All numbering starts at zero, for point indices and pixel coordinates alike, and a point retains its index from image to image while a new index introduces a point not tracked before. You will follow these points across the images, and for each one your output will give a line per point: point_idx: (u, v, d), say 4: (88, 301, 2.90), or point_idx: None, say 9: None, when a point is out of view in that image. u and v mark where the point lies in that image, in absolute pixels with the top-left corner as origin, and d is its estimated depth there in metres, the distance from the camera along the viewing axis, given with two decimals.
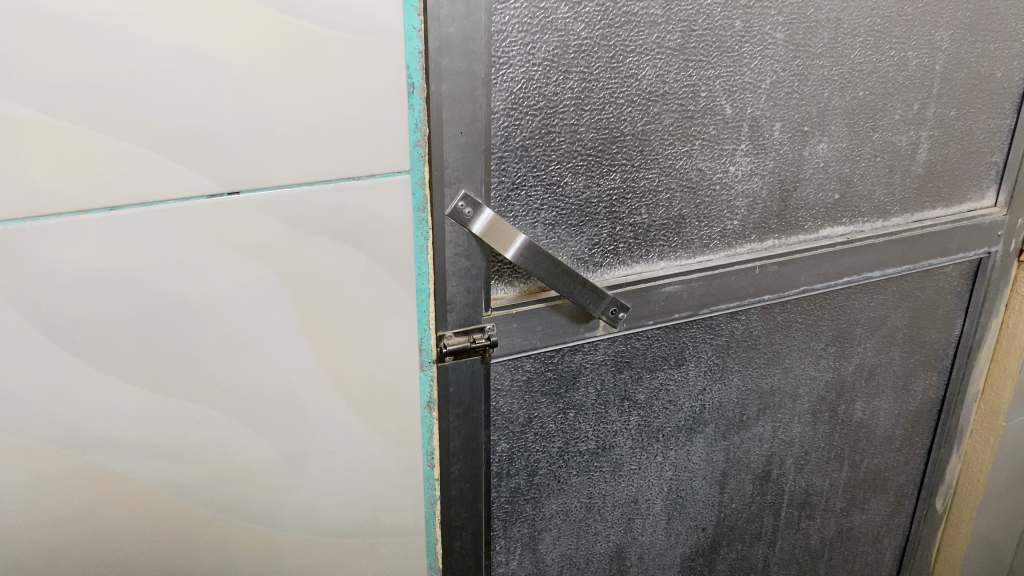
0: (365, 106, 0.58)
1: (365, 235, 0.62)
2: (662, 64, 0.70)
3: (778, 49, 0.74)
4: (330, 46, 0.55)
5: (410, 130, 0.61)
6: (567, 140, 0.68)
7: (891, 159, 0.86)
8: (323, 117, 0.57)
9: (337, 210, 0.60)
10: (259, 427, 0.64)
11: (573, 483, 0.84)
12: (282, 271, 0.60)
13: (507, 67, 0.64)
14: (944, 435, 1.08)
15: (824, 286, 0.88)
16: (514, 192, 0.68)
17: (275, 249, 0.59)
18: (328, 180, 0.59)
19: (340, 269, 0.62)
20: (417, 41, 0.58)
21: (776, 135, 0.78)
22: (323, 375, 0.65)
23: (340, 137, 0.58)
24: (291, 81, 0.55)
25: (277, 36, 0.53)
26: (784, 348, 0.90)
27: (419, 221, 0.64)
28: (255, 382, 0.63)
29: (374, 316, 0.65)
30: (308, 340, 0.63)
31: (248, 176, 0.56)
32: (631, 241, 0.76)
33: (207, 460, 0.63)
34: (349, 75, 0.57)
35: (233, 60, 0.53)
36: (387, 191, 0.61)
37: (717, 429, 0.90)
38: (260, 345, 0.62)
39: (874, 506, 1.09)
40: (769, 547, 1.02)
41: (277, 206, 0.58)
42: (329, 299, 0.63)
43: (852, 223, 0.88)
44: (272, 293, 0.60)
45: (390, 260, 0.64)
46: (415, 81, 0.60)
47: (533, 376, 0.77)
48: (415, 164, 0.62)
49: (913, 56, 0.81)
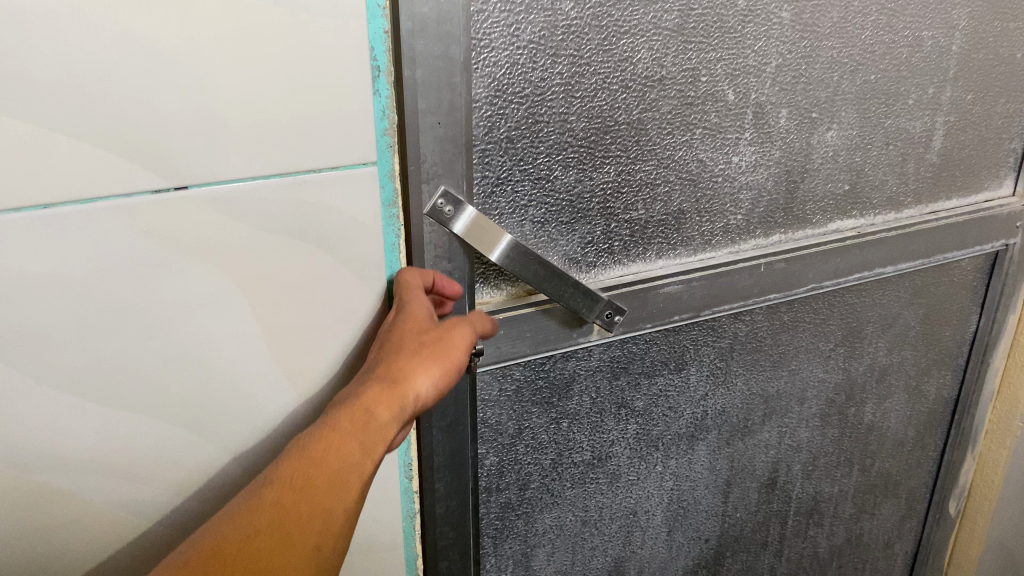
0: (327, 90, 0.53)
1: (331, 233, 0.57)
2: (659, 47, 0.64)
3: (785, 29, 0.69)
4: (287, 27, 0.50)
5: (376, 118, 0.56)
6: (556, 131, 0.63)
7: (904, 147, 0.80)
8: (280, 107, 0.52)
9: (298, 206, 0.55)
10: (221, 440, 0.59)
11: (568, 496, 0.79)
12: (240, 273, 0.55)
13: (489, 50, 0.58)
14: (958, 437, 1.02)
15: (834, 283, 0.82)
16: (498, 188, 0.63)
17: (232, 250, 0.54)
18: (284, 174, 0.53)
19: (302, 270, 0.57)
20: (381, 20, 0.54)
21: (782, 122, 0.73)
22: (286, 383, 0.60)
23: (299, 128, 0.53)
24: (245, 68, 0.49)
25: (230, 18, 0.48)
26: (791, 349, 0.85)
27: (388, 218, 0.60)
28: (217, 397, 0.57)
29: (342, 320, 0.61)
30: (271, 346, 0.58)
31: (199, 172, 0.51)
32: (626, 239, 0.71)
33: (164, 478, 0.58)
34: (309, 61, 0.51)
35: (173, 42, 0.47)
36: (353, 185, 0.57)
37: (721, 436, 0.85)
38: (219, 355, 0.56)
39: (885, 511, 1.03)
40: (776, 557, 0.97)
41: (232, 202, 0.52)
42: (291, 301, 0.57)
43: (863, 215, 0.82)
44: (230, 297, 0.55)
45: (360, 259, 0.59)
46: (380, 63, 0.55)
47: (523, 386, 0.72)
48: (383, 154, 0.58)
49: (928, 36, 0.76)
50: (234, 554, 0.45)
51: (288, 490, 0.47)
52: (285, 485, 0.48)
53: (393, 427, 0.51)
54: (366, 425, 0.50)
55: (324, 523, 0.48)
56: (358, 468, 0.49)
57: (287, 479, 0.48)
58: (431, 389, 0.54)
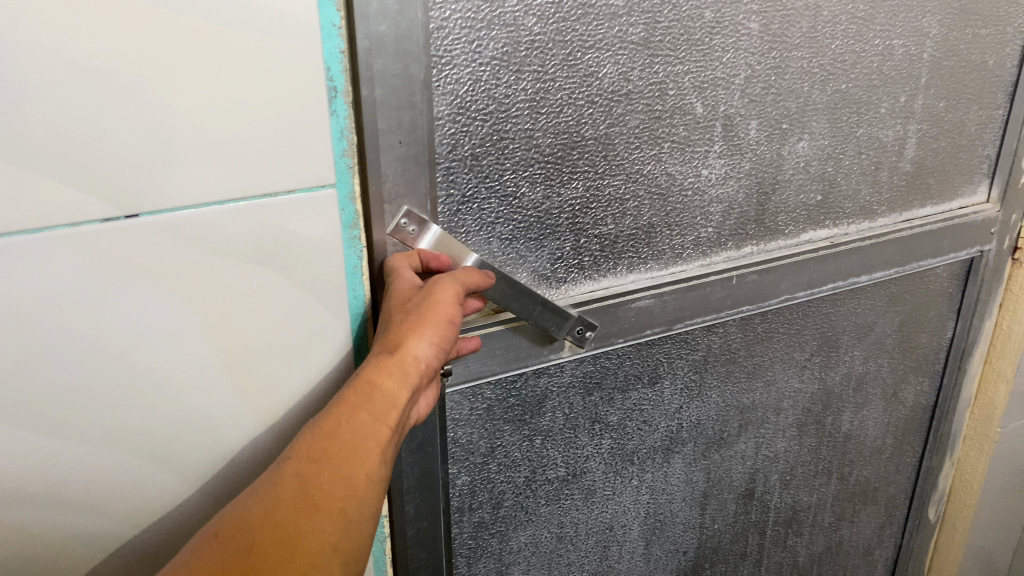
0: (284, 111, 0.52)
1: (291, 256, 0.56)
2: (625, 61, 0.64)
3: (752, 40, 0.68)
4: (239, 49, 0.48)
5: (335, 140, 0.55)
6: (522, 147, 0.62)
7: (877, 157, 0.79)
8: (233, 129, 0.50)
9: (255, 229, 0.53)
10: (180, 468, 0.57)
11: (542, 513, 0.78)
12: (196, 299, 0.53)
13: (451, 67, 0.58)
14: (937, 443, 1.01)
15: (807, 294, 0.81)
16: (464, 206, 0.62)
17: (187, 276, 0.52)
18: (241, 198, 0.52)
19: (261, 294, 0.56)
20: (337, 40, 0.53)
21: (752, 134, 0.72)
22: (249, 408, 0.59)
23: (253, 150, 0.51)
24: (196, 91, 0.48)
25: (179, 39, 0.46)
26: (766, 360, 0.84)
27: (350, 240, 0.59)
28: (176, 425, 0.56)
29: (305, 344, 0.59)
30: (231, 372, 0.57)
31: (150, 197, 0.49)
32: (597, 254, 0.70)
33: (121, 508, 0.56)
34: (262, 83, 0.50)
35: (119, 67, 0.45)
36: (311, 207, 0.55)
37: (697, 448, 0.84)
38: (177, 382, 0.55)
39: (865, 519, 1.02)
40: (755, 567, 0.96)
41: (185, 228, 0.51)
42: (251, 326, 0.56)
43: (837, 225, 0.81)
44: (186, 324, 0.54)
45: (321, 282, 0.58)
46: (338, 84, 0.54)
47: (494, 404, 0.71)
48: (343, 176, 0.57)
49: (899, 45, 0.75)
50: (259, 526, 0.45)
51: (304, 463, 0.48)
52: (302, 459, 0.48)
53: (400, 393, 0.51)
54: (372, 397, 0.51)
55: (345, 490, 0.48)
56: (372, 436, 0.50)
57: (303, 454, 0.49)
58: (434, 349, 0.53)
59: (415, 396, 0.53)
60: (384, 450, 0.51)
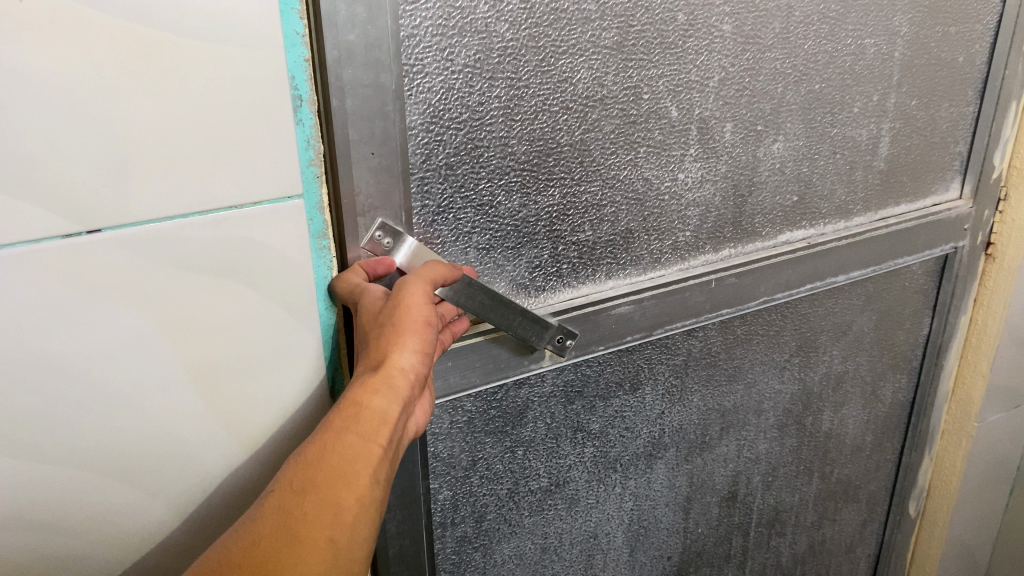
0: (249, 122, 0.50)
1: (259, 269, 0.54)
2: (598, 66, 0.63)
3: (725, 42, 0.68)
4: (200, 59, 0.47)
5: (301, 150, 0.54)
6: (497, 155, 0.62)
7: (851, 156, 0.79)
8: (195, 140, 0.49)
9: (221, 243, 0.52)
10: (152, 491, 0.56)
11: (526, 525, 0.77)
12: (161, 315, 0.51)
13: (422, 76, 0.57)
14: (915, 439, 1.02)
15: (786, 295, 0.81)
16: (440, 216, 0.61)
17: (151, 291, 0.50)
18: (205, 211, 0.51)
19: (229, 309, 0.54)
20: (301, 47, 0.51)
21: (727, 137, 0.72)
22: (220, 426, 0.57)
23: (217, 162, 0.50)
24: (157, 102, 0.46)
25: (138, 51, 0.45)
26: (746, 363, 0.83)
27: (319, 249, 0.57)
28: (145, 446, 0.54)
29: (276, 358, 0.58)
30: (200, 391, 0.55)
31: (111, 212, 0.47)
32: (575, 261, 0.69)
33: (90, 534, 0.54)
34: (225, 93, 0.49)
35: (76, 79, 0.44)
36: (279, 219, 0.54)
37: (679, 453, 0.84)
38: (144, 402, 0.53)
39: (847, 517, 1.02)
40: (739, 569, 0.96)
41: (149, 243, 0.49)
42: (219, 342, 0.54)
43: (813, 226, 0.81)
44: (151, 342, 0.52)
45: (290, 295, 0.57)
46: (303, 92, 0.52)
47: (475, 417, 0.69)
48: (310, 186, 0.55)
49: (871, 44, 0.75)
50: (247, 559, 0.44)
51: (289, 494, 0.47)
52: (290, 488, 0.47)
53: (387, 407, 0.50)
54: (358, 417, 0.49)
55: (336, 512, 0.46)
56: (361, 455, 0.49)
57: (288, 485, 0.47)
58: (415, 357, 0.52)
59: (405, 410, 0.52)
60: (378, 468, 0.49)
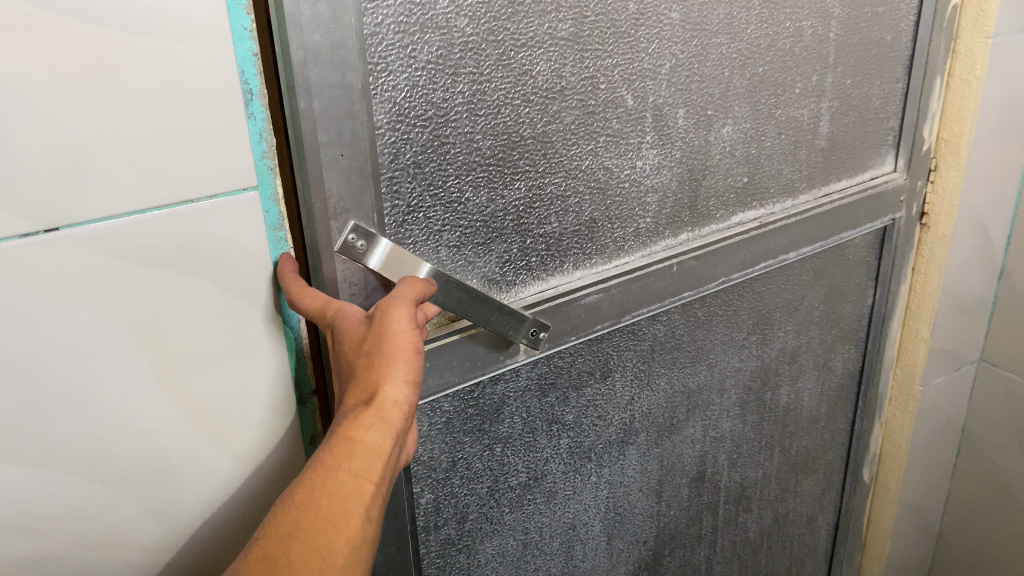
0: (200, 115, 0.50)
1: (217, 263, 0.54)
2: (556, 57, 0.64)
3: (675, 30, 0.69)
4: (148, 54, 0.47)
5: (254, 142, 0.54)
6: (463, 151, 0.61)
7: (795, 136, 0.82)
8: (148, 135, 0.48)
9: (178, 238, 0.52)
10: (123, 493, 0.55)
11: (507, 522, 0.77)
12: (124, 313, 0.51)
13: (387, 75, 0.56)
14: (866, 406, 1.05)
15: (742, 275, 0.83)
16: (410, 216, 0.61)
17: (113, 288, 0.50)
18: (162, 206, 0.50)
19: (191, 305, 0.54)
20: (249, 43, 0.52)
21: (680, 123, 0.73)
22: (188, 425, 0.56)
23: (170, 157, 0.50)
24: (109, 96, 0.46)
25: (85, 49, 0.45)
26: (708, 344, 0.85)
27: (276, 241, 0.58)
28: (113, 447, 0.53)
29: (240, 354, 0.58)
30: (166, 389, 0.54)
31: (66, 208, 0.47)
32: (543, 254, 0.69)
33: (62, 537, 0.53)
34: (174, 88, 0.48)
35: (28, 74, 0.43)
36: (234, 212, 0.54)
37: (650, 438, 0.85)
38: (111, 402, 0.52)
39: (807, 487, 1.06)
40: (710, 548, 0.98)
41: (108, 240, 0.49)
42: (182, 339, 0.54)
43: (763, 206, 0.83)
44: (113, 339, 0.51)
45: (250, 289, 0.57)
46: (253, 86, 0.53)
47: (453, 417, 0.69)
48: (264, 178, 0.55)
49: (808, 25, 0.77)
50: None
51: (276, 538, 0.46)
52: (280, 531, 0.46)
53: (379, 441, 0.49)
54: (349, 452, 0.49)
55: (325, 559, 0.45)
56: (352, 496, 0.48)
57: (278, 527, 0.46)
58: (407, 385, 0.51)
59: (399, 440, 0.51)
60: (370, 507, 0.48)
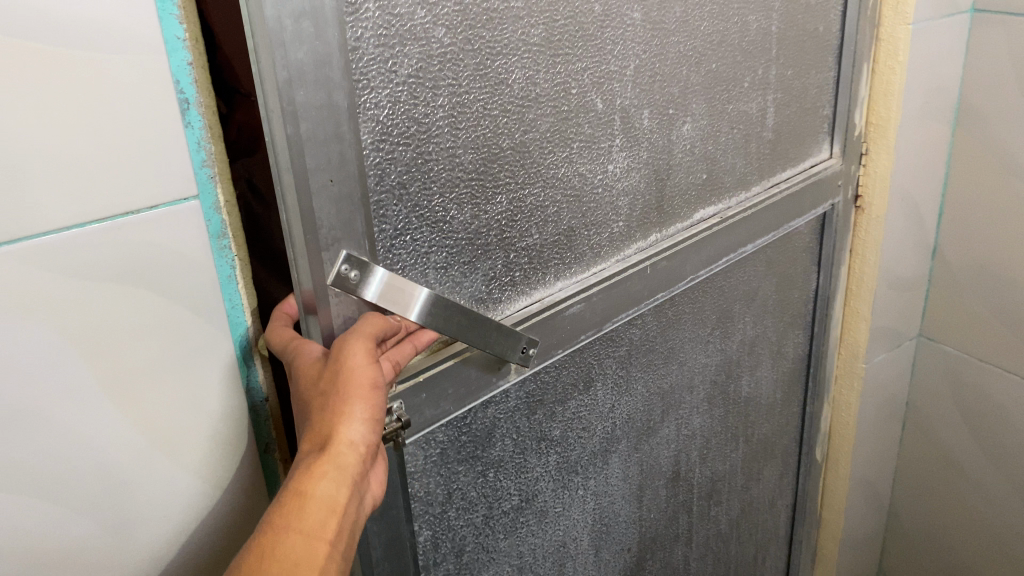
0: (136, 125, 0.49)
1: (162, 274, 0.53)
2: (530, 64, 0.61)
3: (637, 30, 0.68)
4: (82, 64, 0.46)
5: (193, 152, 0.53)
6: (446, 167, 0.58)
7: (746, 129, 0.82)
8: (86, 146, 0.47)
9: (121, 250, 0.50)
10: (82, 518, 0.53)
11: (502, 548, 0.74)
12: (70, 330, 0.49)
13: (370, 92, 0.52)
14: (815, 387, 1.08)
15: (706, 271, 0.83)
16: (398, 241, 0.57)
17: (58, 304, 0.48)
18: (103, 218, 0.49)
19: (139, 319, 0.52)
20: (183, 52, 0.51)
21: (646, 123, 0.72)
22: (147, 444, 0.55)
23: (108, 168, 0.48)
24: (46, 107, 0.45)
25: (20, 62, 0.44)
26: (678, 343, 0.85)
27: (220, 249, 0.57)
28: (68, 471, 0.51)
29: (192, 370, 0.56)
30: (119, 407, 0.53)
31: (4, 224, 0.45)
32: (526, 267, 0.67)
33: (21, 567, 0.51)
34: (110, 97, 0.47)
35: None
36: (175, 221, 0.53)
37: (630, 443, 0.84)
38: (65, 422, 0.51)
39: (768, 473, 1.07)
40: (687, 545, 0.98)
41: (52, 253, 0.47)
42: (133, 356, 0.53)
43: (721, 201, 0.83)
44: (60, 355, 0.49)
45: (197, 299, 0.55)
46: (189, 96, 0.52)
47: (447, 447, 0.66)
48: (204, 187, 0.54)
49: (753, 19, 0.78)
50: None
51: None
52: None
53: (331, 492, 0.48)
54: (301, 508, 0.48)
55: None
56: (306, 554, 0.47)
57: None
58: (363, 425, 0.50)
59: (357, 487, 0.51)
60: (327, 564, 0.47)
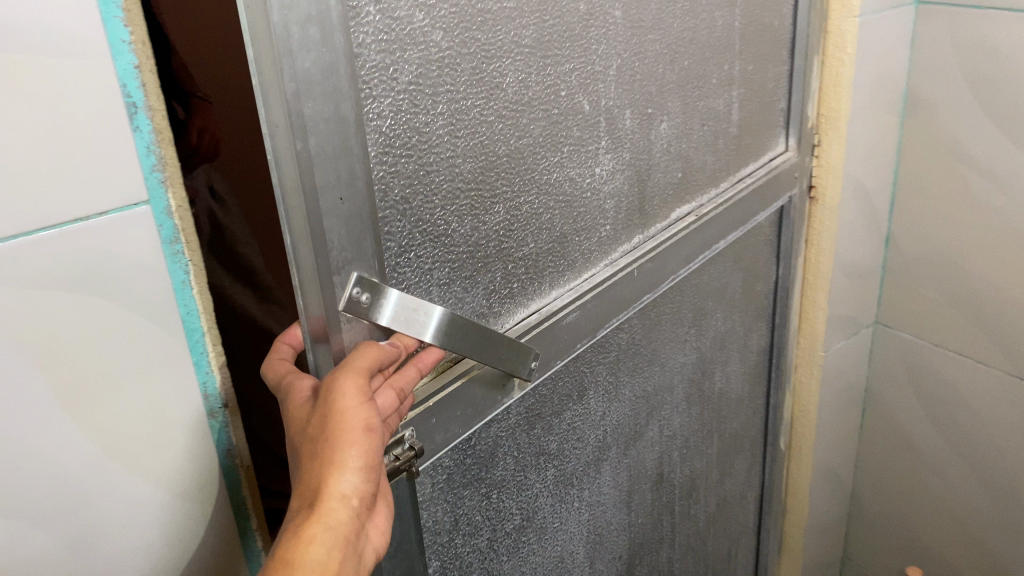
0: (83, 130, 0.46)
1: (113, 286, 0.50)
2: (522, 66, 0.59)
3: (618, 29, 0.67)
4: (26, 68, 0.43)
5: (142, 157, 0.50)
6: (447, 178, 0.55)
7: (714, 126, 0.82)
8: (31, 152, 0.44)
9: (71, 261, 0.48)
10: (40, 546, 0.50)
11: (506, 570, 0.71)
12: (21, 347, 0.46)
13: (373, 102, 0.49)
14: (778, 377, 1.09)
15: (684, 270, 0.83)
16: (403, 259, 0.54)
17: (8, 321, 0.46)
18: (51, 226, 0.46)
19: (94, 335, 0.49)
20: (130, 54, 0.48)
21: (628, 124, 0.71)
22: (105, 465, 0.52)
23: (55, 175, 0.46)
24: None
25: None
26: (659, 344, 0.84)
27: (174, 256, 0.53)
28: (24, 497, 0.48)
29: (150, 386, 0.53)
30: (76, 427, 0.50)
31: None
32: (523, 278, 0.64)
33: None
34: (56, 102, 0.45)
35: None
36: (124, 230, 0.50)
37: (619, 449, 0.82)
38: (20, 443, 0.48)
39: (738, 466, 1.08)
40: (671, 546, 0.97)
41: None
42: (89, 373, 0.50)
43: (694, 199, 0.83)
44: (12, 374, 0.46)
45: (152, 313, 0.52)
46: (138, 99, 0.49)
47: (454, 471, 0.62)
48: (156, 193, 0.51)
49: (719, 16, 0.78)
50: None
51: None
52: None
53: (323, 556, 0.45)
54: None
55: None
56: None
57: None
58: (355, 474, 0.47)
59: (352, 542, 0.47)
60: None
